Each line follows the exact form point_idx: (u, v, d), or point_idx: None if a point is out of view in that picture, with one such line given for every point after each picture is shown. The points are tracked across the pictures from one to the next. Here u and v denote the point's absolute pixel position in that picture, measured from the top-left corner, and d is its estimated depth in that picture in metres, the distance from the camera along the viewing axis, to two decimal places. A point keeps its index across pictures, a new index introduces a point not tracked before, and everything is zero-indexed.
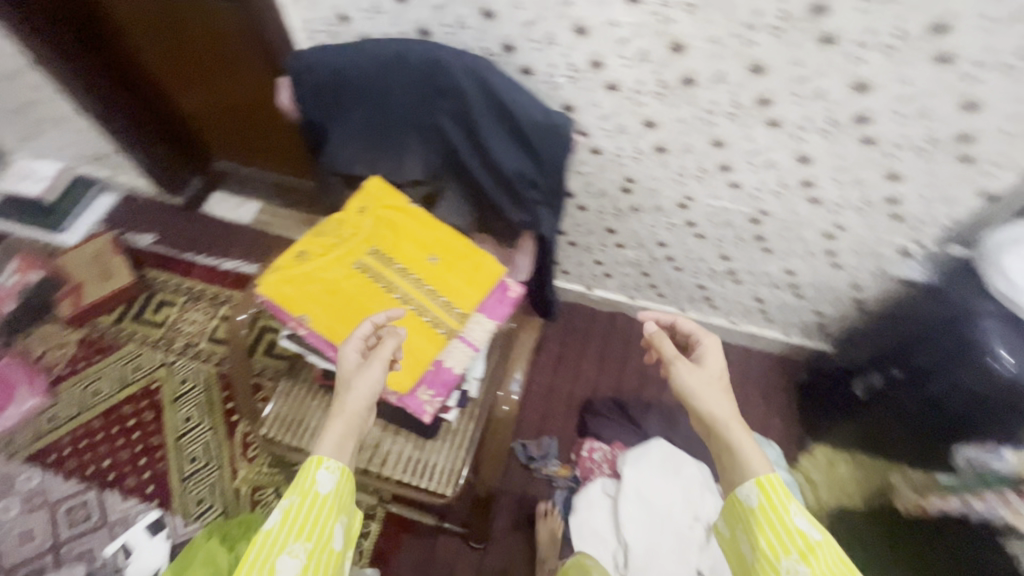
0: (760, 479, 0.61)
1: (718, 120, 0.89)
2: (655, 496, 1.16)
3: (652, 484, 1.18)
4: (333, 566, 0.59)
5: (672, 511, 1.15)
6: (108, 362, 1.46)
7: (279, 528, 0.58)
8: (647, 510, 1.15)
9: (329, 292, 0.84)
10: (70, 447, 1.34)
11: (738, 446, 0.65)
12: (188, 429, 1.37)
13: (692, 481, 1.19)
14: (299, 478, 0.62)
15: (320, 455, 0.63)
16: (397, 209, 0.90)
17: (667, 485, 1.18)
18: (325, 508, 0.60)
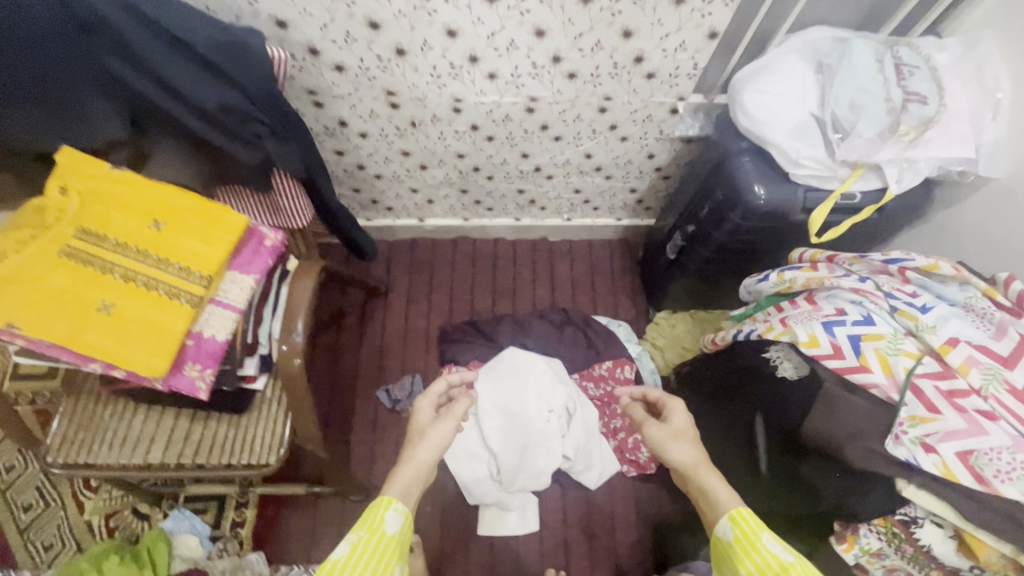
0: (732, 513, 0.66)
1: (435, 4, 0.80)
2: (507, 399, 1.20)
3: (501, 388, 1.21)
4: None
5: (524, 406, 1.20)
6: None
7: (346, 558, 0.61)
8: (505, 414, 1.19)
9: (34, 291, 0.69)
10: None
11: (708, 483, 0.71)
12: (12, 479, 1.22)
13: (541, 376, 1.22)
14: (366, 516, 0.67)
15: (390, 495, 0.70)
16: (101, 178, 0.74)
17: (517, 383, 1.21)
18: (387, 549, 0.65)
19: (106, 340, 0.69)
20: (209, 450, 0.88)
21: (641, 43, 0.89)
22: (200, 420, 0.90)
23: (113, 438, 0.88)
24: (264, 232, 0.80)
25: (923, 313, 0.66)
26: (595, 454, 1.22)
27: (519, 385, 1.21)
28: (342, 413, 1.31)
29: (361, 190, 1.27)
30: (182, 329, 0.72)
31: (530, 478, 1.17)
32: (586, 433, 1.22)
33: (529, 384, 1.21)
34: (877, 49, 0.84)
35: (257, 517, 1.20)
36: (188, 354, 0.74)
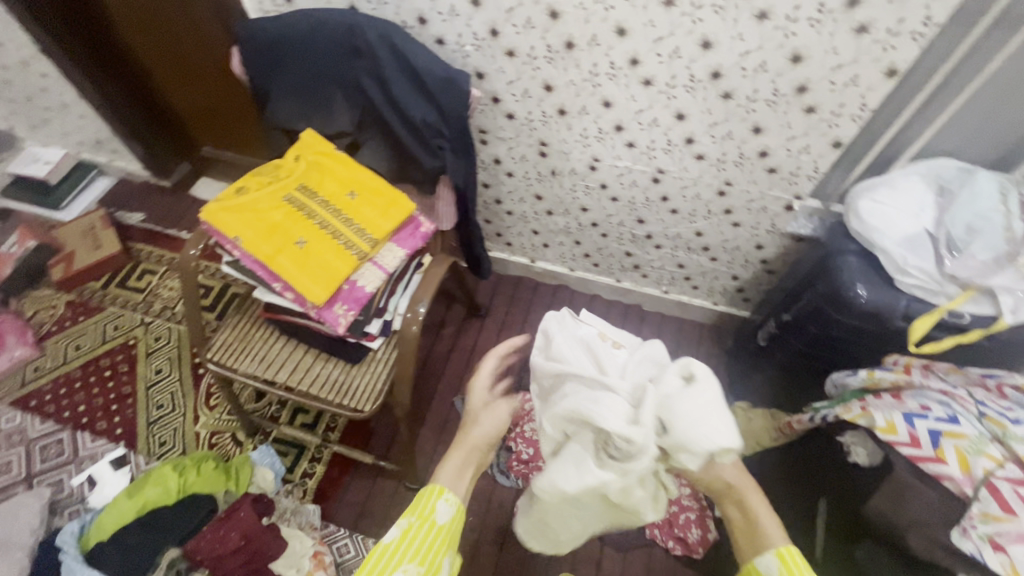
0: (779, 551, 0.59)
1: (601, 80, 1.00)
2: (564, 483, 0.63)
3: (703, 403, 0.59)
4: (439, 538, 0.68)
5: (592, 446, 0.63)
6: (92, 321, 1.59)
7: (398, 541, 0.66)
8: (672, 377, 0.62)
9: (260, 219, 0.94)
10: (50, 392, 1.46)
11: (756, 511, 0.63)
12: (157, 379, 1.49)
13: (570, 337, 0.74)
14: (420, 501, 0.71)
15: (442, 485, 0.72)
16: (327, 155, 1.00)
17: (578, 358, 0.72)
18: (437, 537, 0.68)
19: (291, 266, 0.91)
20: (320, 384, 1.06)
21: (769, 140, 1.01)
22: (321, 360, 1.09)
23: (255, 354, 1.09)
24: (422, 221, 1.02)
25: (1014, 425, 0.68)
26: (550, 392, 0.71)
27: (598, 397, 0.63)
28: (418, 408, 1.44)
29: (491, 221, 1.49)
30: (346, 274, 0.92)
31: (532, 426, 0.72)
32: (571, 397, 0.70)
33: (581, 399, 0.64)
34: (1004, 184, 0.89)
35: (324, 474, 1.34)
36: (341, 295, 0.94)
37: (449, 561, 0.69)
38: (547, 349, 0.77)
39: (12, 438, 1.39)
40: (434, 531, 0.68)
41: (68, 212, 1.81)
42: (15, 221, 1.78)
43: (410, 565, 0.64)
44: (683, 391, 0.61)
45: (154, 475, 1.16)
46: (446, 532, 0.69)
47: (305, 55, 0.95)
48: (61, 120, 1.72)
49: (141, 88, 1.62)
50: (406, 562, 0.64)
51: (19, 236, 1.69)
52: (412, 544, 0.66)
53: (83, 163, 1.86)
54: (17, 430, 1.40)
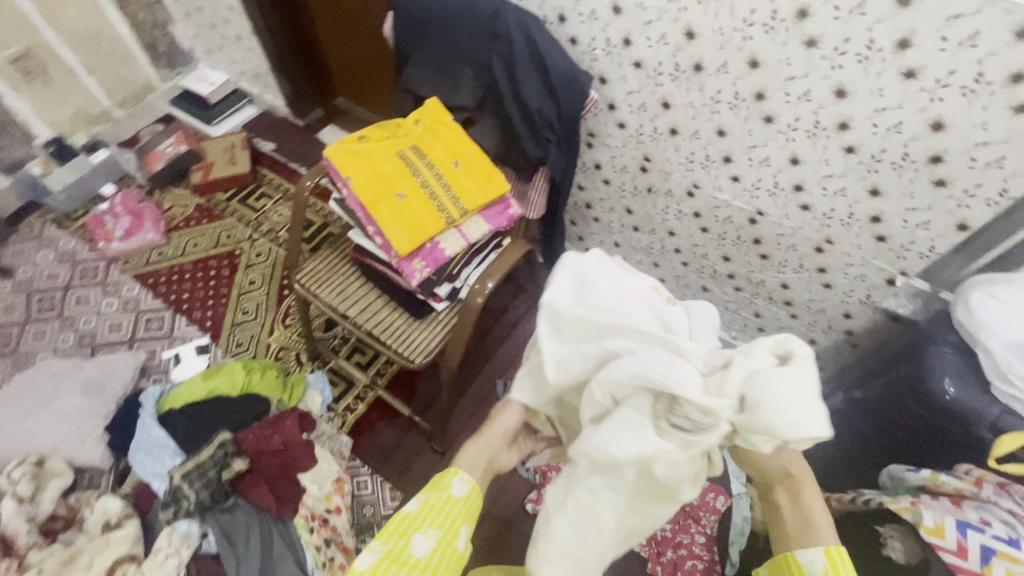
0: (826, 546, 0.61)
1: (720, 108, 1.00)
2: (618, 450, 0.58)
3: (802, 386, 0.55)
4: (459, 514, 0.66)
5: (649, 414, 0.59)
6: (211, 226, 1.81)
7: (415, 512, 0.65)
8: (761, 351, 0.58)
9: (371, 166, 1.03)
10: (165, 276, 1.68)
11: (803, 506, 0.65)
12: (249, 289, 1.67)
13: (607, 277, 0.67)
14: (438, 479, 0.69)
15: (461, 462, 0.70)
16: (443, 123, 1.08)
17: (622, 306, 0.65)
18: (456, 510, 0.66)
19: (387, 214, 1.00)
20: (383, 328, 1.14)
21: (885, 206, 0.96)
22: (390, 307, 1.17)
23: (335, 286, 1.20)
24: (512, 204, 1.07)
25: None
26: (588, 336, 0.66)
27: (669, 360, 0.58)
28: (462, 379, 1.50)
29: (576, 223, 1.51)
30: (432, 234, 0.99)
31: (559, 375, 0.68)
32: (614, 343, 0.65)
33: (649, 364, 0.58)
34: None
35: (363, 413, 1.44)
36: (423, 253, 1.01)
37: (468, 537, 0.66)
38: (575, 291, 0.68)
39: (127, 305, 1.62)
40: (454, 503, 0.66)
41: (217, 127, 2.05)
42: (175, 126, 2.06)
43: (427, 531, 0.64)
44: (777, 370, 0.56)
45: (226, 369, 1.31)
46: (464, 507, 0.67)
47: (449, 30, 1.03)
48: (232, 49, 1.96)
49: (302, 34, 1.81)
50: (423, 528, 0.64)
51: (175, 140, 1.95)
52: (433, 512, 0.65)
53: (238, 90, 2.10)
54: (132, 300, 1.63)
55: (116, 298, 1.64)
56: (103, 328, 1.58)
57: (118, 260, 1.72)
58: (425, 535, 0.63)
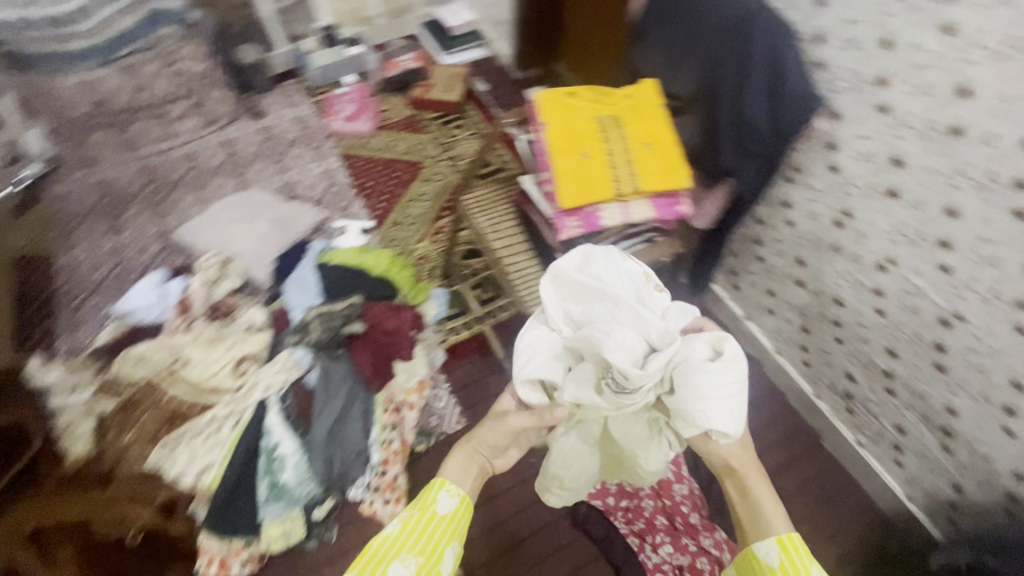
0: (779, 536, 0.77)
1: (964, 185, 0.87)
2: (564, 395, 0.84)
3: (719, 380, 0.76)
4: (438, 525, 0.84)
5: (596, 372, 0.84)
6: (410, 136, 2.03)
7: (397, 534, 0.83)
8: (700, 345, 0.80)
9: (569, 120, 1.08)
10: (361, 162, 1.94)
11: (751, 491, 0.81)
12: (418, 198, 1.86)
13: (604, 266, 0.88)
14: (420, 497, 0.87)
15: (443, 479, 0.89)
16: (651, 104, 1.09)
17: (612, 281, 0.88)
18: (436, 524, 0.84)
19: (565, 167, 1.04)
20: (516, 270, 1.22)
21: None
22: (529, 255, 1.24)
23: (491, 216, 1.30)
24: (683, 203, 1.07)
25: None
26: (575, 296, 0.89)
27: (621, 334, 0.80)
28: None
29: (735, 256, 1.44)
30: (597, 200, 1.03)
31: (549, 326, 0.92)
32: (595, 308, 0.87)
33: (602, 334, 0.80)
34: None
35: (464, 340, 1.55)
36: (581, 213, 1.05)
37: (452, 554, 0.84)
38: (580, 262, 0.90)
39: (326, 174, 1.90)
40: (434, 519, 0.85)
41: (450, 57, 2.25)
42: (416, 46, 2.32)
43: (406, 557, 0.80)
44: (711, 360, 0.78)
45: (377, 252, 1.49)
46: (444, 521, 0.85)
47: (695, 13, 1.03)
48: None
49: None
50: (403, 553, 0.80)
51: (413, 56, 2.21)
52: (411, 534, 0.83)
53: (478, 31, 2.31)
54: (330, 171, 1.91)
55: (320, 165, 1.93)
56: (302, 185, 1.87)
57: (333, 137, 2.02)
58: (404, 561, 0.80)
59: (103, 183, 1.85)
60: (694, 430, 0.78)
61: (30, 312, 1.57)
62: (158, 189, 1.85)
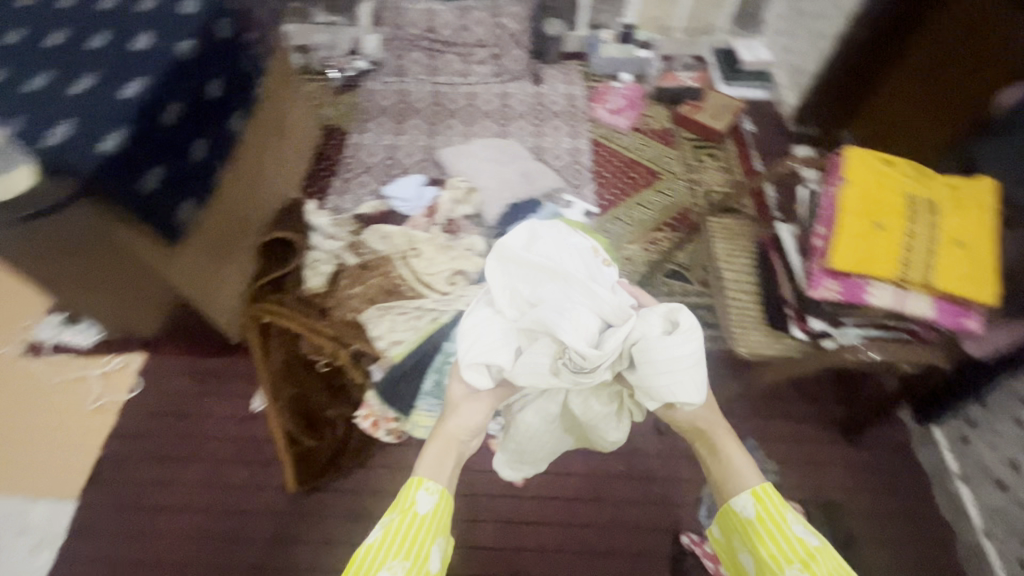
0: (754, 489, 0.88)
1: None
2: (523, 375, 0.93)
3: (676, 353, 0.86)
4: (421, 527, 0.85)
5: (552, 351, 0.92)
6: (660, 146, 2.07)
7: (377, 542, 0.83)
8: (654, 319, 0.90)
9: (875, 187, 1.01)
10: (607, 153, 2.03)
11: (720, 449, 0.93)
12: (645, 204, 1.89)
13: (550, 248, 0.96)
14: (402, 500, 0.88)
15: (418, 479, 0.90)
16: (974, 206, 0.99)
17: (562, 260, 0.96)
18: (417, 526, 0.85)
19: (856, 230, 0.97)
20: (734, 304, 1.19)
21: None
22: (752, 298, 1.20)
23: (732, 245, 1.29)
24: (969, 318, 0.96)
25: None
26: (528, 280, 0.95)
27: (573, 314, 0.89)
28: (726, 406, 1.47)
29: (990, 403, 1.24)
30: (877, 274, 0.96)
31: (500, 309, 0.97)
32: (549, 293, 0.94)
33: (556, 316, 0.87)
34: None
35: None
36: (848, 280, 0.98)
37: (437, 551, 0.85)
38: (527, 249, 0.96)
39: (574, 150, 2.02)
40: (414, 520, 0.85)
41: (727, 87, 2.24)
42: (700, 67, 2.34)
43: (394, 564, 0.80)
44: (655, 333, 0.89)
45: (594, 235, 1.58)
46: (426, 520, 0.86)
47: None
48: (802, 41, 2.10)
49: (863, 62, 1.83)
50: (390, 561, 0.80)
51: (694, 76, 2.23)
52: (393, 538, 0.83)
53: (768, 73, 2.25)
54: (578, 150, 2.02)
55: (573, 141, 2.05)
56: (550, 151, 2.01)
57: (592, 121, 2.13)
58: (392, 566, 0.80)
59: (402, 92, 2.18)
60: (656, 398, 0.90)
61: (320, 169, 1.94)
62: (438, 112, 2.13)
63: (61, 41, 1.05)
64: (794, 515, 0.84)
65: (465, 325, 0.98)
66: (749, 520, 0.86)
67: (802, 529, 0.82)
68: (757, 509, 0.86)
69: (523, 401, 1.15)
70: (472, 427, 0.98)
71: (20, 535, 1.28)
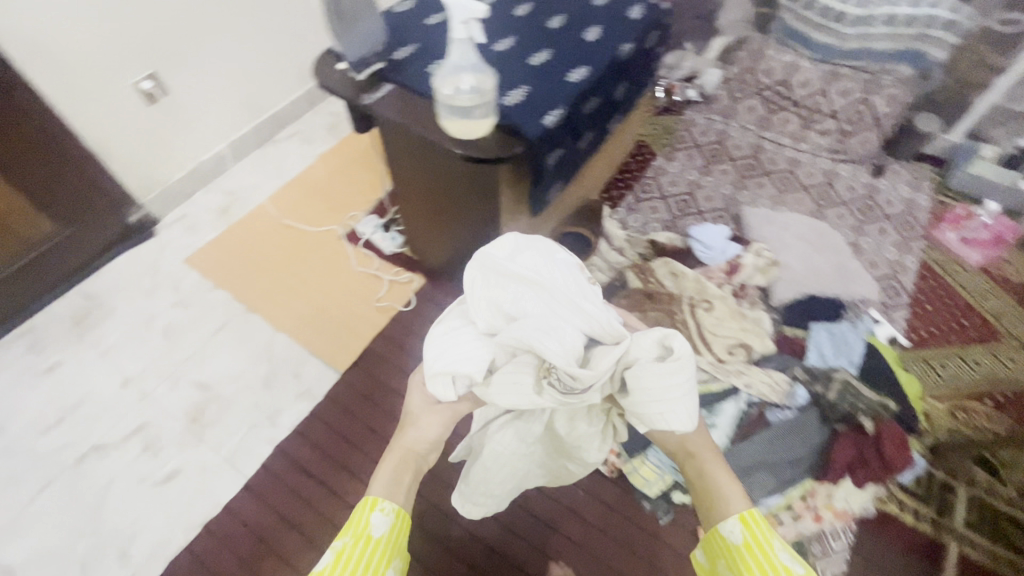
0: (739, 513, 0.85)
1: None
2: (503, 395, 0.89)
3: (669, 382, 0.81)
4: (376, 552, 0.87)
5: (534, 369, 0.87)
6: (1014, 302, 1.66)
7: (332, 564, 0.82)
8: (649, 344, 0.84)
9: None
10: (939, 282, 1.69)
11: (708, 478, 0.91)
12: (970, 360, 1.53)
13: (535, 258, 0.89)
14: (356, 523, 0.89)
15: (372, 502, 0.92)
16: None
17: (548, 271, 0.89)
18: (373, 546, 0.87)
19: None
20: None
21: None
22: None
23: None
24: None
25: None
26: (519, 287, 0.87)
27: (558, 333, 0.83)
28: None
29: None
30: None
31: (476, 325, 0.91)
32: (543, 302, 0.86)
33: (537, 334, 0.81)
34: None
35: (904, 520, 1.26)
36: None
37: (393, 570, 0.87)
38: (509, 255, 0.90)
39: (896, 264, 1.72)
40: (371, 541, 0.87)
41: None
42: None
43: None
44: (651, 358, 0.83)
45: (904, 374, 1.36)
46: (381, 541, 0.89)
47: None
48: None
49: None
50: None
51: None
52: (354, 558, 0.83)
53: None
54: (902, 265, 1.72)
55: (899, 253, 1.75)
56: (868, 254, 1.73)
57: (931, 239, 1.79)
58: None
59: (721, 134, 2.07)
60: (648, 426, 0.86)
61: (618, 181, 1.95)
62: (752, 166, 1.99)
63: (525, 12, 1.16)
64: (776, 537, 0.81)
65: (440, 334, 0.94)
66: (736, 546, 0.83)
67: (785, 551, 0.78)
68: (742, 531, 0.83)
69: (502, 426, 1.14)
70: (430, 441, 1.00)
71: (294, 382, 1.51)
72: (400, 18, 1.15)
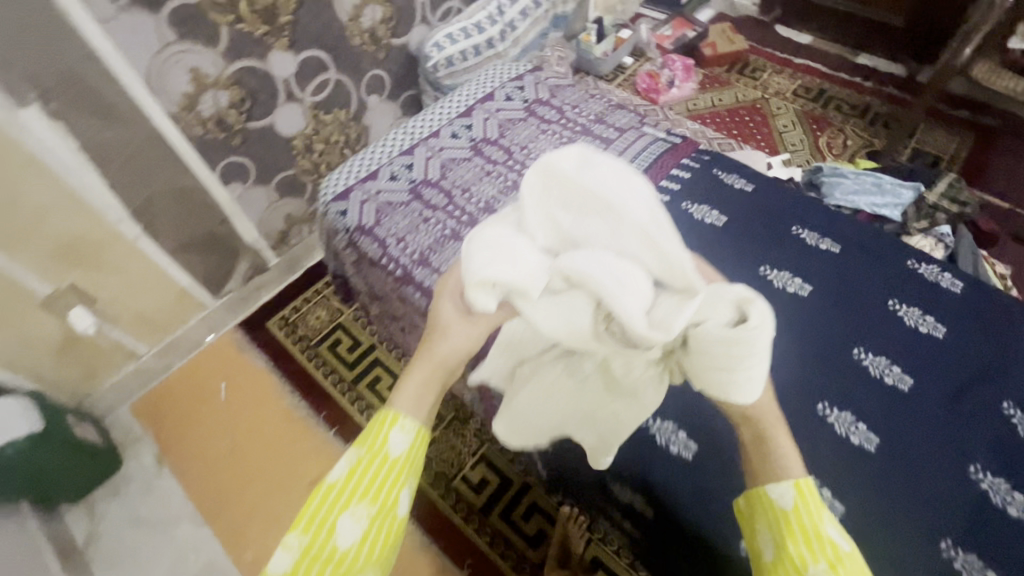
0: (797, 481, 0.67)
1: None
2: (549, 326, 0.71)
3: (739, 354, 0.63)
4: (385, 475, 0.67)
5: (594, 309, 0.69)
6: (725, 91, 2.20)
7: (337, 487, 0.66)
8: (726, 308, 0.64)
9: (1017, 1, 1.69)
10: (711, 117, 2.12)
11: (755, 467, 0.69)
12: (787, 131, 2.04)
13: (612, 171, 0.71)
14: (370, 434, 0.69)
15: (391, 413, 0.70)
16: None
17: (630, 192, 0.71)
18: (387, 469, 0.67)
19: None
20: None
21: None
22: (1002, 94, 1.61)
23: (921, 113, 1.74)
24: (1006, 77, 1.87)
25: None
26: (591, 202, 0.71)
27: (623, 274, 0.66)
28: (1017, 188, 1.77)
29: None
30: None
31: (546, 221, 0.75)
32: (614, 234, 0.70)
33: (602, 279, 0.65)
34: None
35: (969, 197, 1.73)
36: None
37: (407, 494, 0.69)
38: (579, 167, 0.73)
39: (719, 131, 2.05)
40: (381, 461, 0.67)
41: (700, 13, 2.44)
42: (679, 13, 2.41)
43: (358, 510, 0.65)
44: (718, 318, 0.65)
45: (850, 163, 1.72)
46: (393, 464, 0.68)
47: None
48: None
49: None
50: (352, 506, 0.65)
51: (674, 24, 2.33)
52: (360, 481, 0.66)
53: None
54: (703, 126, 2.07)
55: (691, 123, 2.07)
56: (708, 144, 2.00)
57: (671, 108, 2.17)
58: (353, 518, 0.64)
59: None
60: (705, 383, 0.68)
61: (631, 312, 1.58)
62: None
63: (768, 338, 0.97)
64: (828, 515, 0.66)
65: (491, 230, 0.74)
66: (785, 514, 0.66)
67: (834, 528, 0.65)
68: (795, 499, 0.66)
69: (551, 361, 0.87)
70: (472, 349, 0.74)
71: None
72: (897, 545, 0.79)
